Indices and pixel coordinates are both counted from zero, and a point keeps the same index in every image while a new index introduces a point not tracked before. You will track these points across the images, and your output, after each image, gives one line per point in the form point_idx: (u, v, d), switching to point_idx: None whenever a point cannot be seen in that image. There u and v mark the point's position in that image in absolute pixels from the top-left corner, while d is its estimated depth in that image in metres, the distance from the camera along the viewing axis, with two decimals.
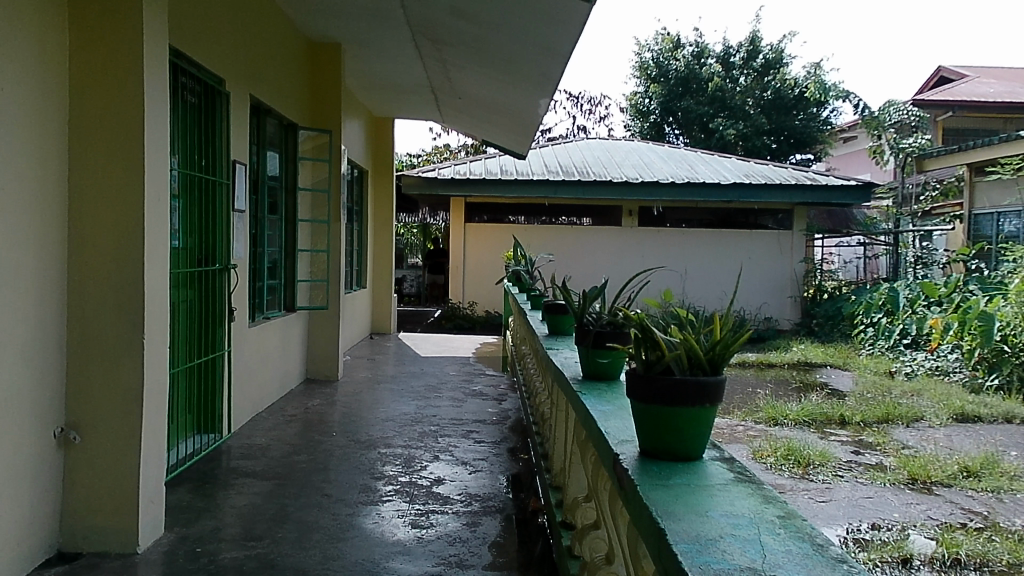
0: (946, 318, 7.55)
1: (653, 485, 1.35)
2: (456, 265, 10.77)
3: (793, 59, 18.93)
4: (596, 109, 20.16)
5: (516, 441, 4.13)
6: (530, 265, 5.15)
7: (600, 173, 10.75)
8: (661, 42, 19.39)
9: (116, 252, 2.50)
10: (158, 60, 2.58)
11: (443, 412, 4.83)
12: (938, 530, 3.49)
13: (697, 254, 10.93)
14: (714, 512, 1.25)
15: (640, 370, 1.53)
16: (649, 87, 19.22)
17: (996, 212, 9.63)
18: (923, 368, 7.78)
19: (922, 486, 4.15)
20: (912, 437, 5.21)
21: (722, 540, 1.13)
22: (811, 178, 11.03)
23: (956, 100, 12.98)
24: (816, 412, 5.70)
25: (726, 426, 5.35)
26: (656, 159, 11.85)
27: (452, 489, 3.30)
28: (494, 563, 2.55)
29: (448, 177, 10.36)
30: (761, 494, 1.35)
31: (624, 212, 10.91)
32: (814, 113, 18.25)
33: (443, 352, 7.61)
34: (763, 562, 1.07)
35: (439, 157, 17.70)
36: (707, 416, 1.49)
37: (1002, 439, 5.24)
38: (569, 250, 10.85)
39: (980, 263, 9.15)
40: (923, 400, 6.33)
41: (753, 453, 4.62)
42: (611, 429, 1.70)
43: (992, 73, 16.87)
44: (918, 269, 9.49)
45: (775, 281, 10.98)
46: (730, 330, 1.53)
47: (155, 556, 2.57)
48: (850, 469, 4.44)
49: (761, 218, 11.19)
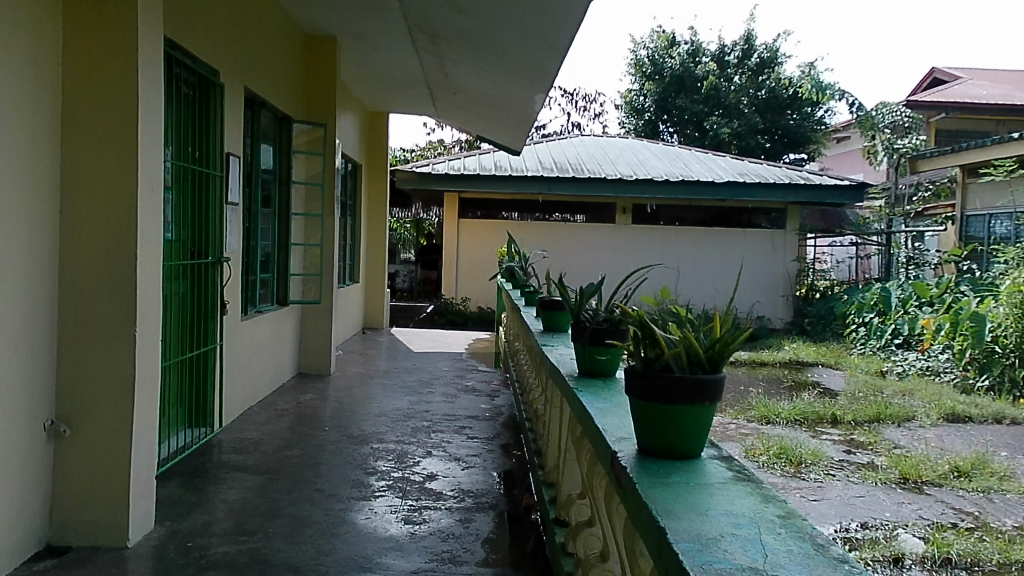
0: (937, 319, 7.63)
1: (651, 483, 1.35)
2: (450, 261, 10.76)
3: (788, 58, 18.93)
4: (590, 106, 20.15)
5: (508, 437, 4.12)
6: (524, 262, 5.11)
7: (594, 170, 10.74)
8: (656, 40, 19.32)
9: (110, 240, 2.48)
10: (153, 46, 2.56)
11: (435, 407, 4.82)
12: (929, 529, 3.51)
13: (691, 253, 10.94)
14: (713, 510, 1.25)
15: (639, 367, 1.53)
16: (645, 85, 19.25)
17: (987, 214, 9.73)
18: (914, 368, 7.82)
19: (913, 485, 4.17)
20: (903, 436, 5.23)
21: (723, 539, 1.13)
22: (805, 177, 11.05)
23: (950, 101, 13.00)
24: (808, 411, 5.70)
25: (719, 423, 5.36)
26: (651, 156, 11.82)
27: (445, 484, 3.29)
28: (487, 559, 2.54)
29: (442, 172, 10.30)
30: (761, 493, 1.34)
31: (618, 209, 10.95)
32: (808, 112, 18.25)
33: (436, 348, 7.57)
34: (764, 561, 1.07)
35: (433, 152, 17.67)
36: (706, 414, 1.49)
37: (992, 440, 5.26)
38: (564, 247, 10.82)
39: (972, 264, 9.24)
40: (914, 400, 6.35)
41: (746, 451, 4.62)
42: (610, 427, 1.68)
43: (985, 75, 16.96)
44: (910, 269, 9.72)
45: (768, 279, 11.01)
46: (730, 328, 1.53)
47: (146, 550, 2.55)
48: (842, 467, 4.45)
49: (755, 218, 11.27)
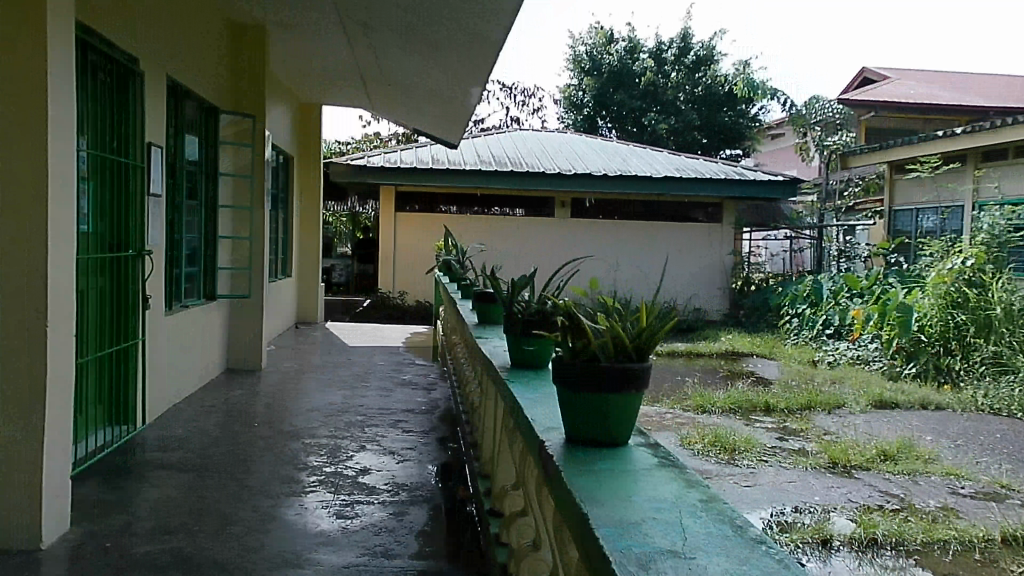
0: (866, 310, 7.91)
1: (577, 471, 1.35)
2: (387, 255, 10.66)
3: (723, 56, 19.27)
4: (529, 101, 20.20)
5: (444, 430, 4.09)
6: (461, 255, 5.08)
7: (533, 164, 10.77)
8: (594, 36, 19.53)
9: (19, 232, 2.38)
10: (64, 30, 2.46)
11: (370, 402, 4.77)
12: (857, 511, 3.62)
13: (630, 247, 11.08)
14: (637, 496, 1.26)
15: (566, 358, 1.53)
16: (582, 80, 19.43)
17: (916, 209, 10.16)
18: (845, 357, 8.05)
19: (842, 469, 4.29)
20: (833, 423, 5.36)
21: (644, 524, 1.14)
22: (740, 173, 11.28)
23: (878, 100, 13.46)
24: (742, 400, 5.82)
25: (655, 413, 5.43)
26: (588, 151, 11.92)
27: (378, 478, 3.25)
28: (421, 552, 2.52)
29: (378, 165, 10.20)
30: (685, 478, 1.36)
31: (557, 203, 10.98)
32: (742, 110, 18.48)
33: (372, 342, 7.50)
34: (683, 545, 1.08)
35: (369, 146, 17.51)
36: (632, 403, 1.50)
37: (917, 425, 5.44)
38: (501, 241, 10.85)
39: (899, 258, 9.41)
40: (845, 388, 6.54)
41: (682, 440, 4.68)
42: (539, 416, 1.68)
43: (912, 75, 17.54)
44: (841, 262, 10.07)
45: (706, 272, 11.22)
46: (656, 318, 1.54)
47: (61, 552, 2.46)
48: (774, 454, 4.55)
49: (693, 211, 11.28)
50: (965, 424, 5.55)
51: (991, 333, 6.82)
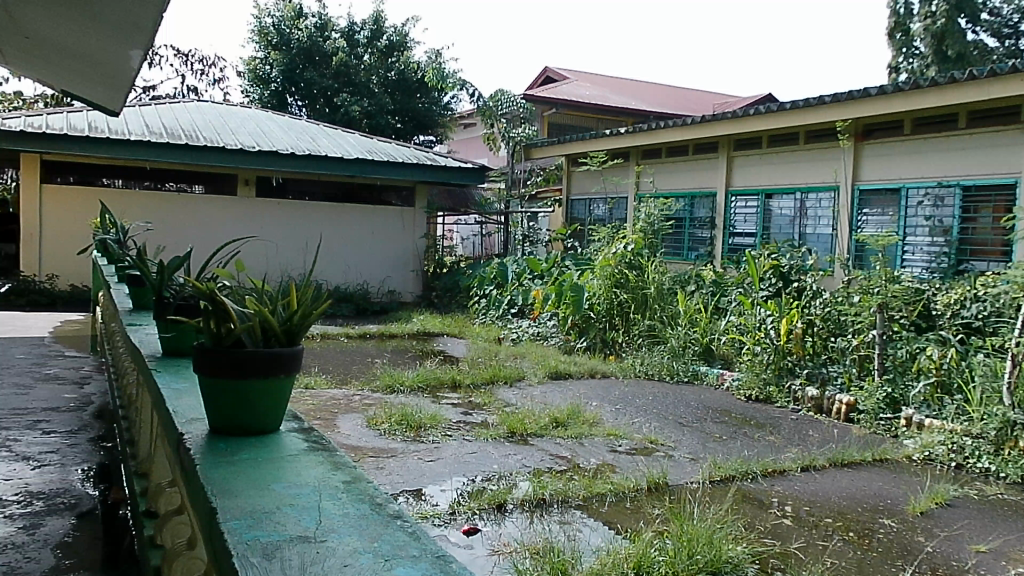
0: (545, 290, 8.63)
1: (217, 463, 1.28)
2: (30, 232, 9.47)
3: (417, 43, 19.69)
4: (209, 70, 19.01)
5: (98, 429, 3.70)
6: (119, 234, 4.63)
7: (211, 139, 10.12)
8: (282, 9, 18.98)
9: None
10: None
11: (5, 402, 4.14)
12: (530, 475, 3.94)
13: (321, 229, 10.98)
14: (277, 483, 1.22)
15: (210, 343, 1.48)
16: (270, 54, 18.72)
17: (589, 199, 11.38)
18: (527, 334, 8.70)
19: (519, 438, 4.61)
20: (514, 396, 5.76)
21: (279, 512, 1.11)
22: (430, 158, 11.63)
23: (558, 97, 14.76)
24: (430, 378, 6.02)
25: (344, 396, 5.41)
26: (275, 129, 11.48)
27: (9, 489, 2.84)
28: (57, 566, 2.24)
29: (19, 130, 8.90)
30: (332, 460, 1.36)
31: (239, 181, 10.51)
32: (436, 97, 19.14)
33: (12, 333, 6.55)
34: (317, 529, 1.07)
35: (9, 107, 15.27)
36: (282, 386, 1.49)
37: (584, 393, 6.03)
38: (165, 216, 10.11)
39: (574, 242, 10.40)
40: (525, 362, 7.09)
41: (369, 421, 4.73)
42: (184, 408, 1.58)
43: (587, 77, 19.39)
44: (525, 246, 10.81)
45: (399, 256, 11.51)
46: (309, 299, 1.55)
47: None
48: (458, 429, 4.75)
49: (385, 194, 11.44)
50: (622, 389, 6.30)
51: (647, 309, 7.80)
